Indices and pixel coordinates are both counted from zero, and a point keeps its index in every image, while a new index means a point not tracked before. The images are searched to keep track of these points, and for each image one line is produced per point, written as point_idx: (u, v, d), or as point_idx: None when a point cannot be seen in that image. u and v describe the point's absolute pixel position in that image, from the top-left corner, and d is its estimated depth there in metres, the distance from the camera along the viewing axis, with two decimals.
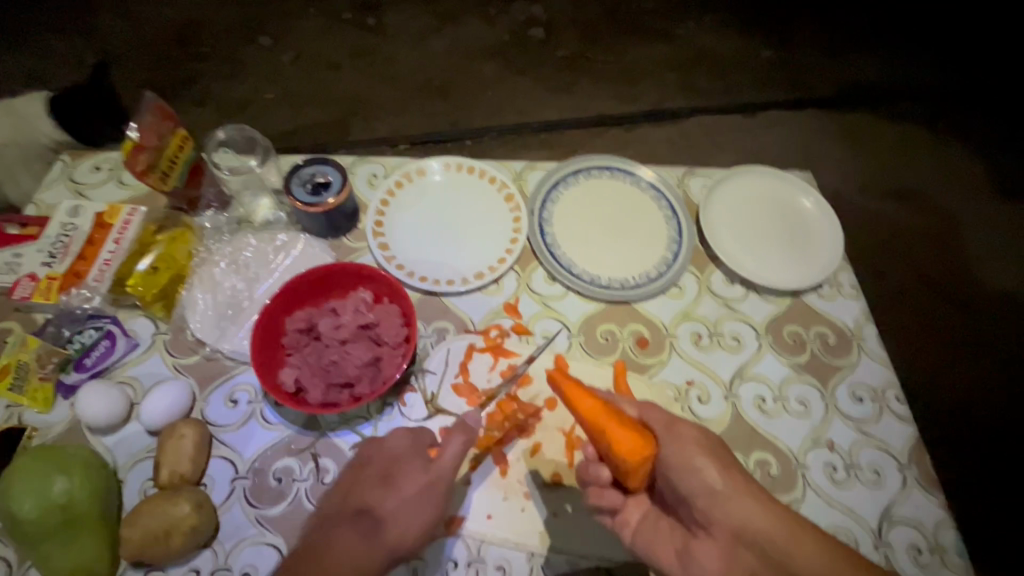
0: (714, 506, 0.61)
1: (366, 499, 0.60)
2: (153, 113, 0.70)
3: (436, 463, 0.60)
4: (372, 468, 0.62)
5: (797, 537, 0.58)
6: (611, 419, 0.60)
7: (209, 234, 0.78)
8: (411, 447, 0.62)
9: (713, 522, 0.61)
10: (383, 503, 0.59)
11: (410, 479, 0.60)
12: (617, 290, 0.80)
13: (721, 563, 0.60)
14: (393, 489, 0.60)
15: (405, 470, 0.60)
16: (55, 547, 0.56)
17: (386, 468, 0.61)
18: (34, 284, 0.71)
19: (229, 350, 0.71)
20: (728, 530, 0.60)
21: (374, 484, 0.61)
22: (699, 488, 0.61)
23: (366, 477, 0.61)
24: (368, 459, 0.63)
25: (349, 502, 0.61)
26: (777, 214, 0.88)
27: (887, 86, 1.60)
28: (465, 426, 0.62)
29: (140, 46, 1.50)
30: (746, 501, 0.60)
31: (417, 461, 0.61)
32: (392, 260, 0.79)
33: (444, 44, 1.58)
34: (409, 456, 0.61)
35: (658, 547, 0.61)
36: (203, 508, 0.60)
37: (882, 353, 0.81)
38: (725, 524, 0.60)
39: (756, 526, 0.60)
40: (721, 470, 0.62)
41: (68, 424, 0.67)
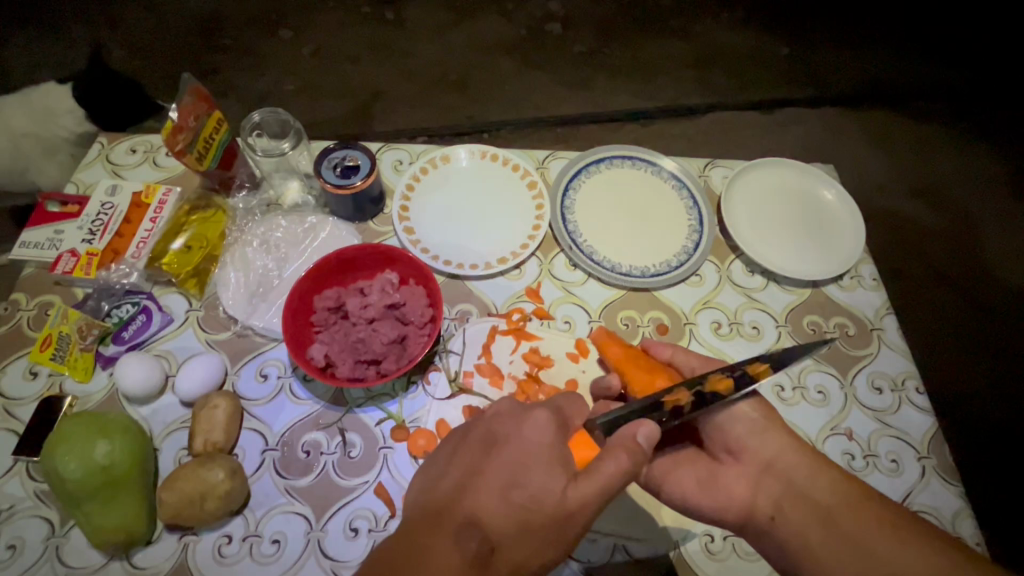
0: (751, 436, 0.61)
1: (483, 510, 0.50)
2: (192, 94, 0.72)
3: (592, 476, 0.50)
4: (496, 467, 0.53)
5: (821, 474, 0.57)
6: (631, 365, 0.67)
7: (241, 215, 0.81)
8: (555, 444, 0.54)
9: (744, 450, 0.61)
10: (504, 521, 0.50)
11: (544, 484, 0.51)
12: (638, 277, 0.81)
13: (746, 492, 0.59)
14: (525, 502, 0.51)
15: (536, 475, 0.52)
16: (97, 507, 0.58)
17: (512, 475, 0.52)
18: (76, 259, 0.74)
19: (260, 327, 0.73)
20: (757, 460, 0.60)
21: (495, 491, 0.51)
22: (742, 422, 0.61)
23: (493, 475, 0.52)
24: (496, 450, 0.54)
25: (461, 505, 0.51)
26: (799, 205, 0.88)
27: (907, 85, 1.59)
28: (630, 441, 0.53)
29: (166, 37, 1.53)
30: (778, 436, 0.60)
31: (561, 465, 0.52)
32: (417, 243, 0.81)
33: (462, 39, 1.60)
34: (548, 454, 0.53)
35: (679, 479, 0.62)
36: (236, 475, 0.62)
37: (901, 344, 0.81)
38: (756, 454, 0.60)
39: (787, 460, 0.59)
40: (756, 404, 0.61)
41: (106, 394, 0.69)
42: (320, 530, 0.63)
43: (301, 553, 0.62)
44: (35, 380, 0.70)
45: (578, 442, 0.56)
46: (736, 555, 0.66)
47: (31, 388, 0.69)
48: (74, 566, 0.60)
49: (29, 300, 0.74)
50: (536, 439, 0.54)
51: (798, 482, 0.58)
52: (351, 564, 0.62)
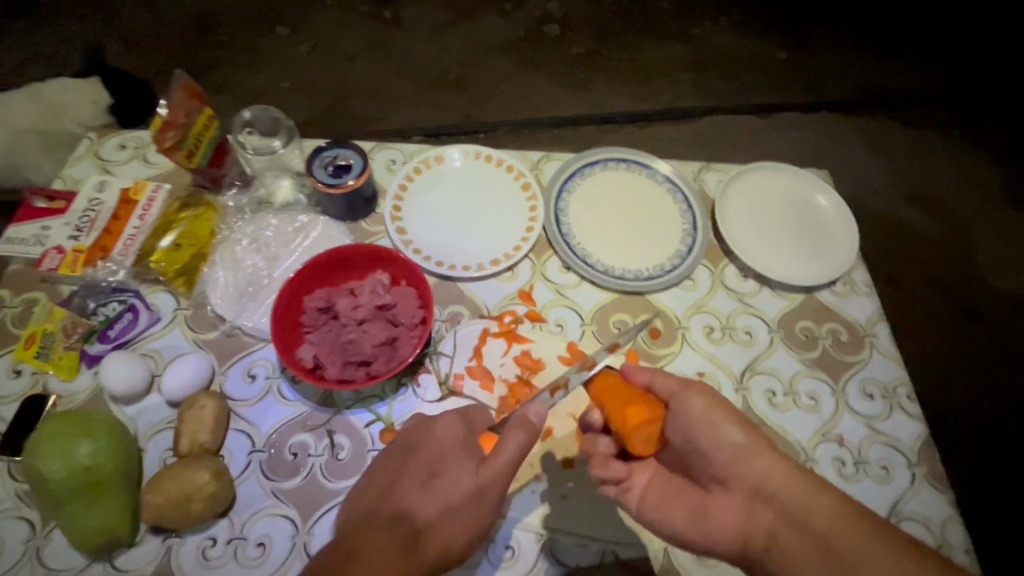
0: (733, 463, 0.61)
1: (406, 503, 0.57)
2: (182, 90, 0.71)
3: (492, 463, 0.55)
4: (415, 465, 0.59)
5: (814, 495, 0.57)
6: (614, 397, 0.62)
7: (231, 213, 0.80)
8: (462, 442, 0.59)
9: (731, 478, 0.61)
10: (427, 509, 0.56)
11: (457, 475, 0.56)
12: (631, 281, 0.81)
13: (738, 522, 0.59)
14: (442, 491, 0.56)
15: (452, 467, 0.57)
16: (78, 509, 0.57)
17: (430, 466, 0.58)
18: (62, 256, 0.73)
19: (249, 326, 0.72)
20: (745, 487, 0.60)
21: (416, 484, 0.58)
22: (727, 447, 0.61)
23: (413, 471, 0.59)
24: (413, 451, 0.60)
25: (388, 501, 0.58)
26: (793, 210, 0.88)
27: (902, 91, 1.60)
28: (521, 423, 0.56)
29: (161, 32, 1.52)
30: (766, 460, 0.60)
31: (468, 457, 0.57)
32: (409, 244, 0.80)
33: (460, 38, 1.59)
34: (455, 451, 0.58)
35: (669, 510, 0.62)
36: (221, 477, 0.61)
37: (893, 351, 0.81)
38: (742, 480, 0.60)
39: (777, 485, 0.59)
40: (744, 428, 0.61)
41: (91, 393, 0.68)
42: (306, 533, 0.63)
43: (286, 557, 0.62)
44: (18, 378, 0.68)
45: (487, 438, 0.62)
46: (726, 562, 0.66)
47: (14, 386, 0.68)
48: (54, 568, 0.59)
49: (14, 297, 0.73)
50: (444, 438, 0.59)
51: (793, 488, 0.57)
52: None
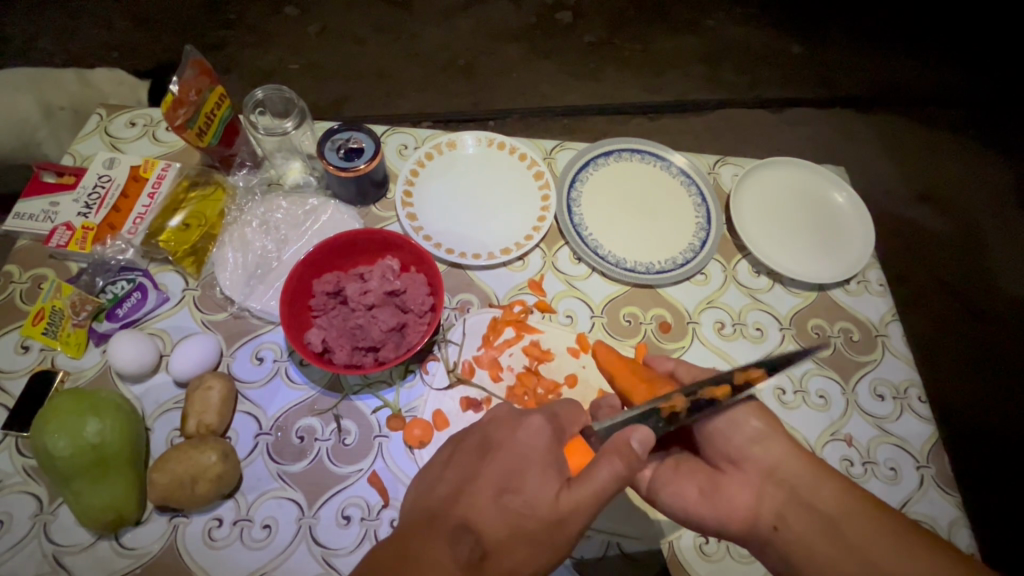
0: None
1: (477, 513, 0.51)
2: (193, 68, 0.70)
3: (578, 486, 0.50)
4: (490, 473, 0.53)
5: (829, 489, 0.56)
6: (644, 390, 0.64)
7: (241, 194, 0.79)
8: (546, 458, 0.54)
9: (747, 459, 0.60)
10: (497, 525, 0.51)
11: (536, 491, 0.52)
12: (643, 273, 0.80)
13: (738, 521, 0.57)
14: (520, 507, 0.51)
15: (530, 481, 0.52)
16: (87, 487, 0.57)
17: (505, 478, 0.53)
18: (71, 233, 0.72)
19: (257, 309, 0.72)
20: (760, 468, 0.59)
21: (489, 496, 0.52)
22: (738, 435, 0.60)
23: (488, 478, 0.53)
24: (489, 455, 0.55)
25: (455, 509, 0.52)
26: (808, 207, 0.87)
27: (919, 89, 1.57)
28: (623, 445, 0.51)
29: (170, 10, 1.50)
30: (782, 444, 0.59)
31: (555, 476, 0.53)
32: (420, 230, 0.79)
33: (471, 24, 1.57)
34: (541, 463, 0.53)
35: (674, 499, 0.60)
36: (228, 459, 0.61)
37: (906, 352, 0.80)
38: (757, 462, 0.59)
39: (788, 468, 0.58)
40: (759, 414, 0.61)
41: (99, 371, 0.68)
42: (311, 517, 0.63)
43: (290, 541, 0.62)
44: (26, 354, 0.68)
45: (573, 446, 0.57)
46: (730, 557, 0.66)
47: (22, 361, 0.68)
48: (61, 544, 0.60)
49: (22, 272, 0.73)
50: (527, 447, 0.54)
51: (800, 488, 0.57)
52: (341, 552, 0.62)
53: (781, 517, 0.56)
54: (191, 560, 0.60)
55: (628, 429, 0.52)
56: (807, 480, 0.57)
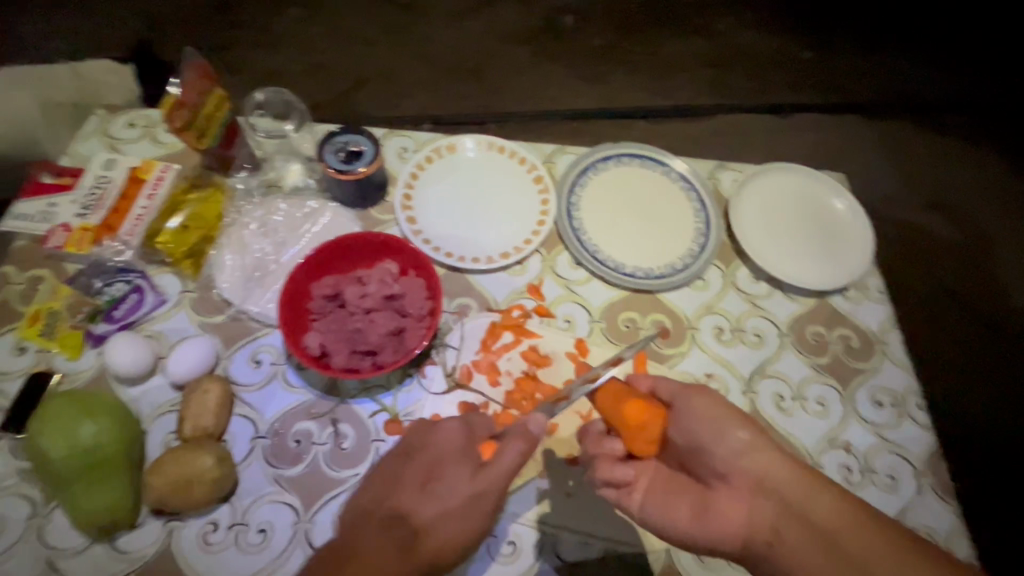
0: None
1: (405, 503, 0.57)
2: (194, 70, 0.70)
3: (488, 471, 0.55)
4: (414, 468, 0.58)
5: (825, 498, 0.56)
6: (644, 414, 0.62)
7: (240, 196, 0.79)
8: (464, 449, 0.58)
9: (733, 472, 0.60)
10: (426, 511, 0.56)
11: (454, 480, 0.56)
12: (642, 279, 0.80)
13: None
14: (441, 495, 0.56)
15: (450, 470, 0.57)
16: (81, 490, 0.57)
17: (427, 470, 0.58)
18: (69, 234, 0.72)
19: (255, 312, 0.72)
20: (748, 480, 0.59)
21: (413, 488, 0.57)
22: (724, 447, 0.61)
23: (411, 473, 0.58)
24: (410, 455, 0.60)
25: (386, 502, 0.57)
26: (809, 214, 0.87)
27: (921, 95, 1.57)
28: (523, 431, 0.56)
29: (175, 9, 1.50)
30: (767, 454, 0.60)
31: (468, 464, 0.57)
32: (419, 233, 0.79)
33: (480, 25, 1.56)
34: (455, 456, 0.58)
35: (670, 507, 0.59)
36: (224, 463, 0.61)
37: (905, 359, 0.80)
38: (743, 474, 0.60)
39: (776, 476, 0.59)
40: (746, 426, 0.61)
41: (96, 372, 0.68)
42: (307, 521, 0.62)
43: (286, 545, 0.61)
44: (22, 355, 0.68)
45: (487, 446, 0.60)
46: (728, 566, 0.65)
47: (19, 363, 0.68)
48: (56, 547, 0.59)
49: (19, 273, 0.73)
50: (444, 443, 0.59)
51: (797, 496, 0.56)
52: None
53: (773, 528, 0.57)
54: (186, 564, 0.59)
55: (526, 418, 0.58)
56: (805, 490, 0.56)
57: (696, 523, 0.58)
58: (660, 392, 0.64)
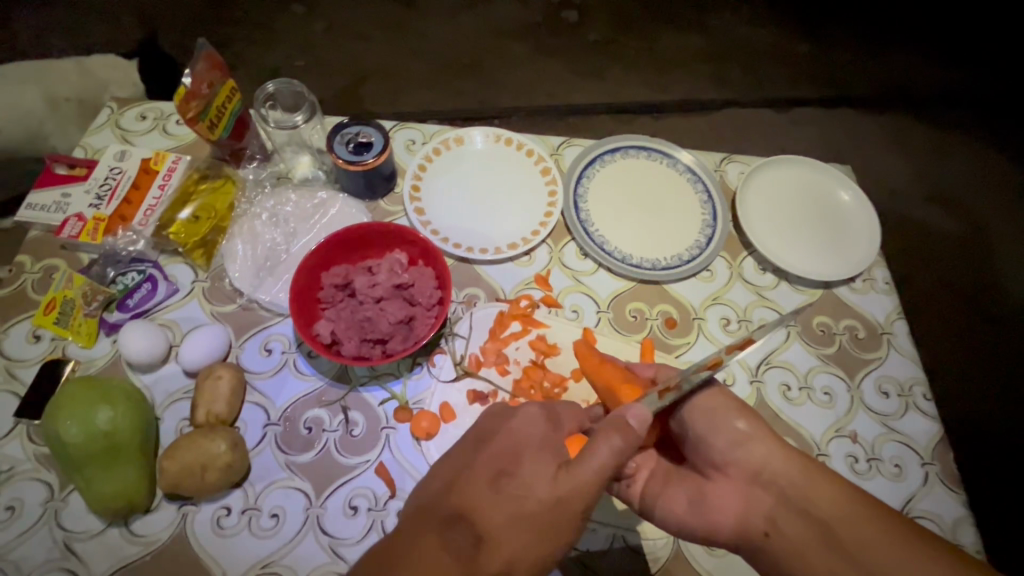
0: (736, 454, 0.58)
1: (473, 502, 0.50)
2: (206, 61, 0.71)
3: (578, 471, 0.50)
4: (483, 460, 0.52)
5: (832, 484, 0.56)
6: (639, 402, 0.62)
7: (250, 187, 0.80)
8: (546, 440, 0.53)
9: (730, 464, 0.60)
10: (493, 513, 0.49)
11: (533, 477, 0.50)
12: (649, 269, 0.80)
13: None
14: (517, 494, 0.50)
15: (528, 465, 0.51)
16: (97, 473, 0.58)
17: (501, 463, 0.52)
18: (82, 224, 0.73)
19: (266, 301, 0.72)
20: (745, 472, 0.59)
21: (488, 483, 0.51)
22: (723, 437, 0.61)
23: (483, 466, 0.52)
24: (486, 441, 0.54)
25: (453, 499, 0.50)
26: (815, 205, 0.87)
27: (924, 90, 1.57)
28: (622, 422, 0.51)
29: (175, 7, 1.51)
30: (768, 444, 0.59)
31: (554, 460, 0.51)
32: (427, 224, 0.80)
33: (475, 23, 1.57)
34: (542, 449, 0.52)
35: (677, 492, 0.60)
36: (237, 448, 0.61)
37: (911, 350, 0.80)
38: (742, 465, 0.59)
39: (776, 468, 0.58)
40: (744, 416, 0.61)
41: (110, 360, 0.69)
42: (319, 506, 0.63)
43: (299, 529, 0.62)
44: (37, 343, 0.69)
45: (573, 441, 0.57)
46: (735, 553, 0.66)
47: (33, 350, 0.69)
48: (72, 530, 0.60)
49: (34, 262, 0.74)
50: (522, 433, 0.54)
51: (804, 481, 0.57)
52: (348, 541, 0.62)
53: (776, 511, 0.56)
54: (201, 548, 0.60)
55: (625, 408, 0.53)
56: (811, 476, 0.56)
57: (695, 517, 0.59)
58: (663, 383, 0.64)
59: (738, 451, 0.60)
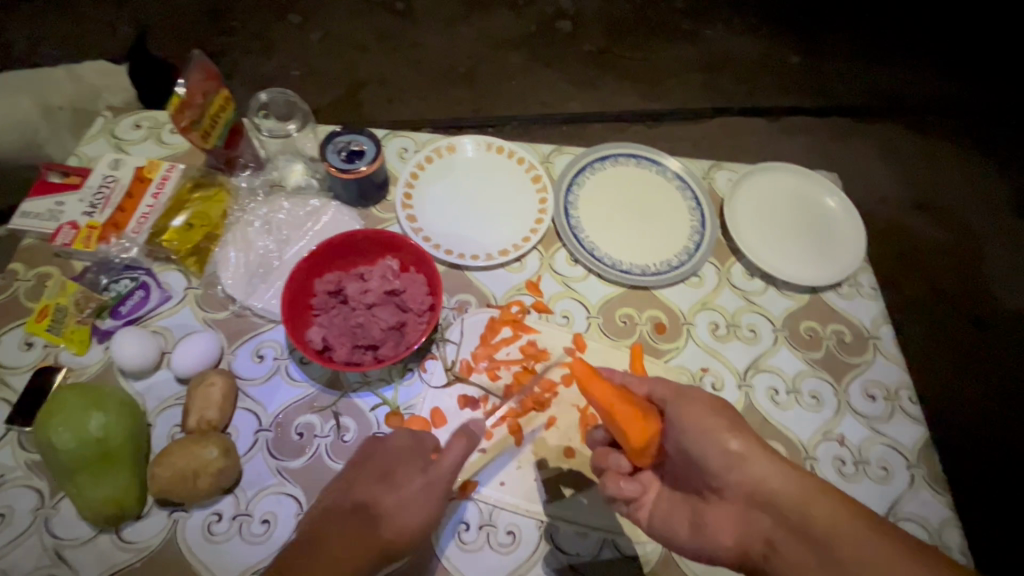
0: (725, 460, 0.58)
1: (366, 496, 0.58)
2: (200, 70, 0.72)
3: (439, 464, 0.58)
4: (367, 467, 0.60)
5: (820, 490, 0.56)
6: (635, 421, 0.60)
7: (244, 195, 0.80)
8: (415, 444, 0.61)
9: (725, 486, 0.59)
10: (386, 502, 0.57)
11: (407, 476, 0.58)
12: (639, 275, 0.81)
13: None
14: (397, 487, 0.58)
15: (404, 467, 0.59)
16: (88, 480, 0.58)
17: (383, 465, 0.60)
18: (76, 231, 0.73)
19: (259, 308, 0.73)
20: (737, 478, 0.57)
21: (371, 483, 0.59)
22: (715, 456, 0.59)
23: (367, 470, 0.60)
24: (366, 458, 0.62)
25: (348, 498, 0.58)
26: (801, 212, 0.88)
27: (913, 99, 1.60)
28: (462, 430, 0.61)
29: (172, 16, 1.52)
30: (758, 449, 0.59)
31: (421, 459, 0.60)
32: (419, 232, 0.81)
33: (470, 32, 1.59)
34: (411, 453, 0.60)
35: None
36: (229, 454, 0.62)
37: (897, 353, 0.81)
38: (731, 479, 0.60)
39: (772, 488, 0.57)
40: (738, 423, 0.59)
41: (102, 367, 0.69)
42: None
43: (290, 535, 0.62)
44: (30, 350, 0.69)
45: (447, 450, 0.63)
46: None
47: (26, 358, 0.69)
48: (62, 538, 0.60)
49: (27, 270, 0.74)
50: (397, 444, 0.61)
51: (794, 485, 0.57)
52: None
53: None
54: (193, 556, 0.60)
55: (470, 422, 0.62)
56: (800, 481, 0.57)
57: None
58: (655, 399, 0.64)
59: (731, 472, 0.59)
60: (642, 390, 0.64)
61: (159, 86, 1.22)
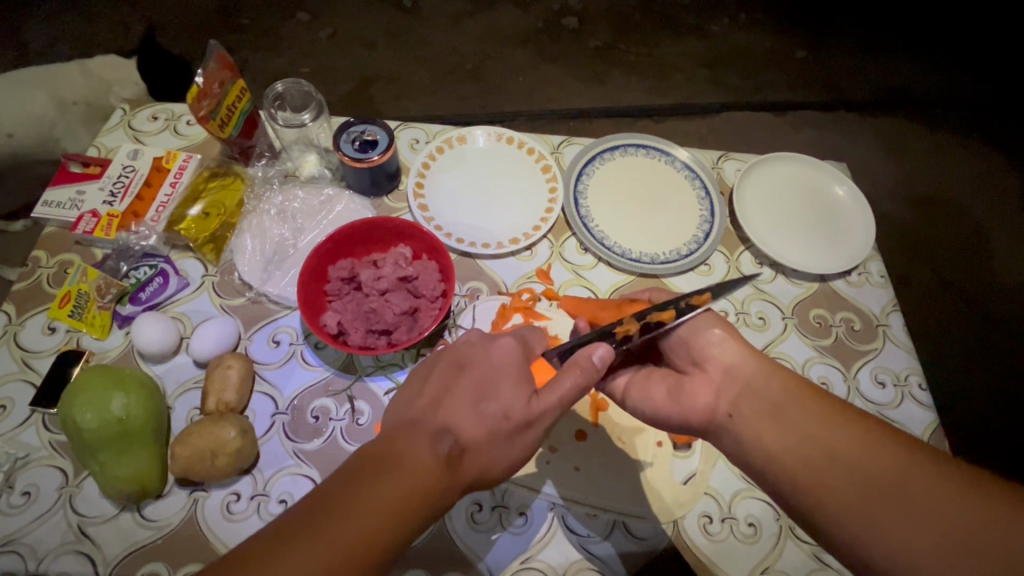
0: None
1: (456, 416, 0.50)
2: (218, 61, 0.72)
3: (548, 395, 0.52)
4: (466, 383, 0.52)
5: None
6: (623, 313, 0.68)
7: (258, 184, 0.82)
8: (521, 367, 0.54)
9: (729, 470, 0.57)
10: (477, 428, 0.50)
11: (511, 399, 0.51)
12: (648, 263, 0.82)
13: None
14: (497, 414, 0.51)
15: (506, 390, 0.52)
16: (111, 458, 0.59)
17: (480, 387, 0.52)
18: (97, 220, 0.75)
19: (274, 294, 0.74)
20: None
21: (467, 402, 0.51)
22: None
23: (461, 389, 0.52)
24: (462, 371, 0.54)
25: (435, 413, 0.50)
26: (810, 201, 0.89)
27: (921, 92, 1.59)
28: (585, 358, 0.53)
29: (183, 15, 1.54)
30: None
31: (526, 384, 0.52)
32: (430, 220, 0.82)
33: (477, 30, 1.60)
34: (516, 373, 0.53)
35: None
36: (247, 434, 0.63)
37: (906, 341, 0.81)
38: None
39: None
40: None
41: (123, 351, 0.71)
42: None
43: None
44: (52, 335, 0.71)
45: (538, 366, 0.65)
46: (734, 536, 0.66)
47: (49, 342, 0.71)
48: (86, 515, 0.62)
49: (49, 258, 0.76)
50: (500, 363, 0.54)
51: None
52: None
53: None
54: (212, 534, 0.62)
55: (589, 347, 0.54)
56: None
57: None
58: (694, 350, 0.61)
59: (714, 350, 0.59)
60: (643, 299, 0.69)
61: (172, 83, 1.24)
